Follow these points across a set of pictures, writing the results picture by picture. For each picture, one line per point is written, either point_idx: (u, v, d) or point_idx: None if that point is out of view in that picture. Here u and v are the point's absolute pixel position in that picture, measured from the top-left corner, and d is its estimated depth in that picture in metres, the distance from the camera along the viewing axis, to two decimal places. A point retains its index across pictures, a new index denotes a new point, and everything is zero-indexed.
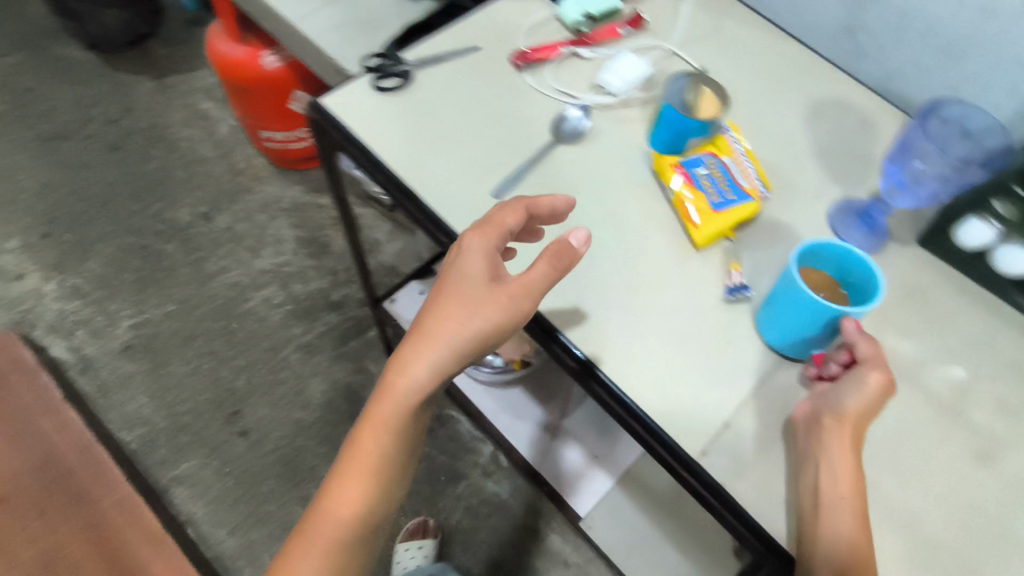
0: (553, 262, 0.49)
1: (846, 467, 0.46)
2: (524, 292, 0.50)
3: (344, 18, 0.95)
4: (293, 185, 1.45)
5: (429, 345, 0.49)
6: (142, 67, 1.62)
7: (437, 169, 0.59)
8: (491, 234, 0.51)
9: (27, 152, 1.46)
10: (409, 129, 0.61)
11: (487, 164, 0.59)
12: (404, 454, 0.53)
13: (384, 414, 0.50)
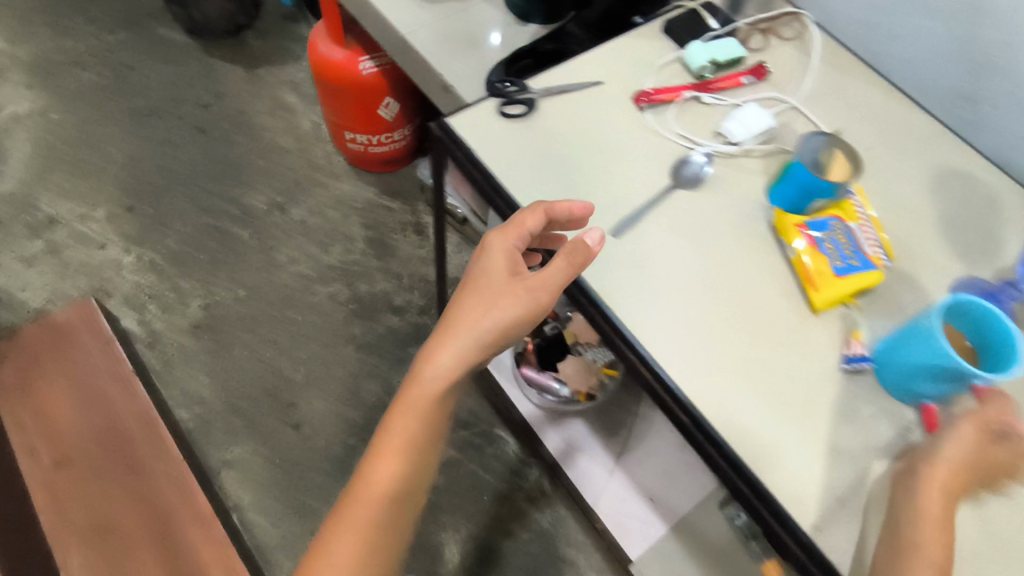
0: (567, 258, 0.54)
1: (937, 521, 0.45)
2: (539, 286, 0.55)
3: (453, 33, 0.96)
4: (367, 185, 1.47)
5: (452, 336, 0.55)
6: (235, 55, 1.66)
7: (557, 200, 0.59)
8: (512, 236, 0.57)
9: (117, 124, 1.49)
10: (531, 158, 0.61)
11: (607, 202, 0.60)
12: (434, 440, 0.58)
13: (412, 395, 0.56)
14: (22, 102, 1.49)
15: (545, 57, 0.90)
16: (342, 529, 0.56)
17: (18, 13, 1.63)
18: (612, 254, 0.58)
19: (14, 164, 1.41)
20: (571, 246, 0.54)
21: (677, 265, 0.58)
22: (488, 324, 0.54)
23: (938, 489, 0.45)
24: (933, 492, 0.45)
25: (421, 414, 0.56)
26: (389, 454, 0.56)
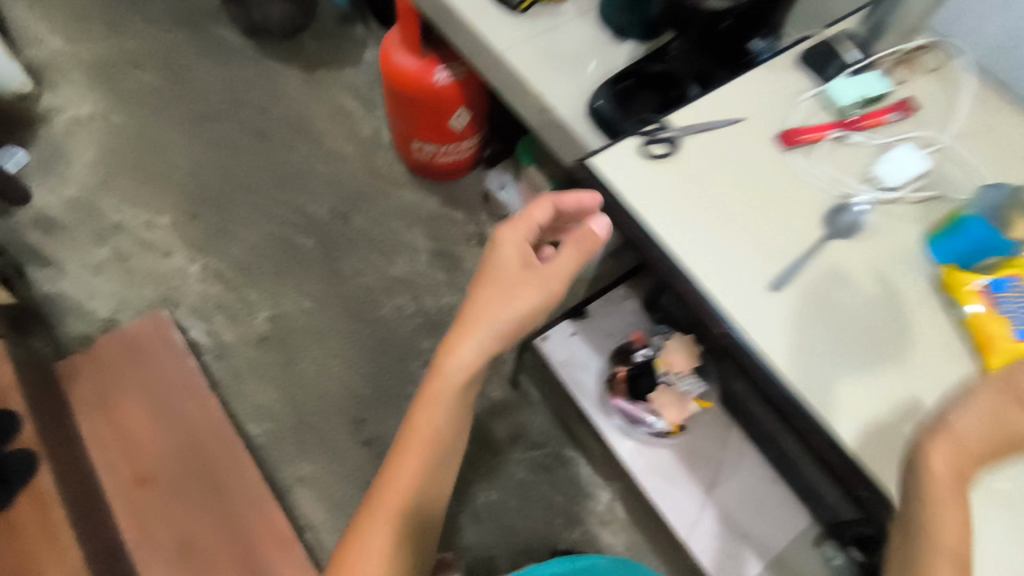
0: (575, 249, 0.65)
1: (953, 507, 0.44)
2: (548, 273, 0.66)
3: (550, 51, 0.93)
4: (429, 193, 1.44)
5: (471, 323, 0.66)
6: (292, 56, 1.62)
7: (709, 251, 0.57)
8: (522, 231, 0.69)
9: (180, 128, 1.48)
10: (677, 202, 0.58)
11: (762, 252, 0.57)
12: (457, 425, 0.71)
13: (440, 376, 0.67)
14: (83, 104, 1.47)
15: (646, 81, 0.88)
16: (386, 495, 0.69)
17: (74, 9, 1.59)
18: (779, 312, 0.55)
19: (77, 168, 1.39)
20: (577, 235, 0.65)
21: (840, 318, 0.55)
22: (509, 307, 0.65)
23: (954, 460, 0.45)
24: (954, 465, 0.45)
25: (449, 402, 0.68)
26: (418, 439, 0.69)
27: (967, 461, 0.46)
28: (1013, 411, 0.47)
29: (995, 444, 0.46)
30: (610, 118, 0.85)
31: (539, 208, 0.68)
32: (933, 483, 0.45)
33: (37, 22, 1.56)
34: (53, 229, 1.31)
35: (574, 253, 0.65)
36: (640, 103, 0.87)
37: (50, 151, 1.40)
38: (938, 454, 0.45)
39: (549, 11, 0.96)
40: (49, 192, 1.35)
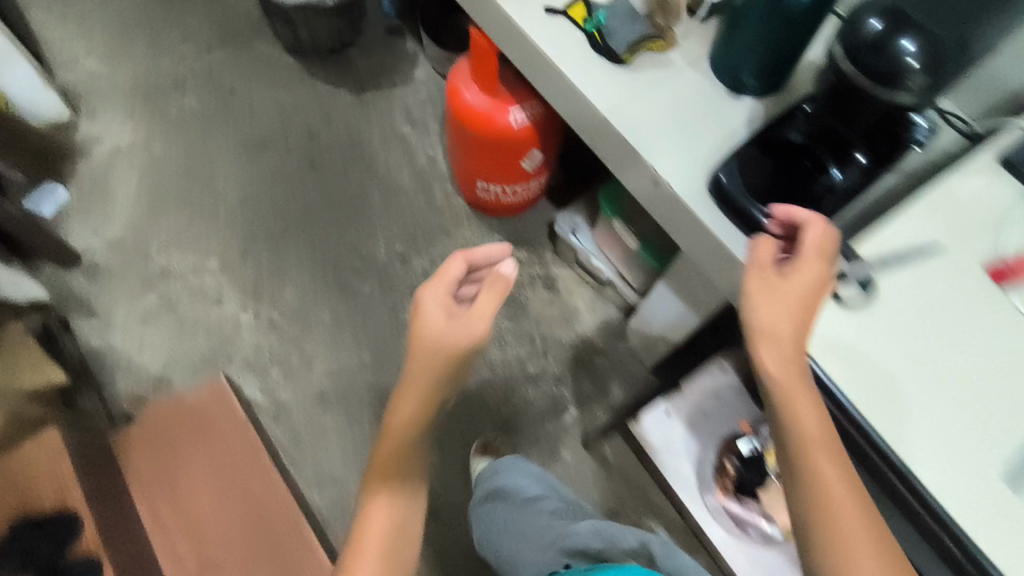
0: (492, 292, 0.61)
1: (800, 398, 0.52)
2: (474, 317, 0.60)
3: (658, 114, 0.82)
4: (492, 231, 1.35)
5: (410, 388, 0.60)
6: (341, 76, 1.50)
7: (912, 406, 0.53)
8: (442, 286, 0.63)
9: (228, 157, 1.38)
10: (873, 342, 0.55)
11: (970, 402, 0.53)
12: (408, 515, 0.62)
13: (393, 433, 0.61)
14: (124, 132, 1.38)
15: (771, 147, 0.76)
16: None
17: (111, 27, 1.50)
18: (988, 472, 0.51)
19: (119, 203, 1.30)
20: (493, 279, 0.61)
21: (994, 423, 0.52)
22: (443, 358, 0.59)
23: (778, 358, 0.52)
24: (788, 364, 0.52)
25: (393, 487, 0.62)
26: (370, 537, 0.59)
27: (787, 347, 0.53)
28: (778, 283, 0.54)
29: (791, 318, 0.53)
30: (733, 194, 0.74)
31: (453, 264, 0.64)
32: (775, 387, 0.52)
33: (74, 43, 1.47)
34: (99, 275, 1.23)
35: (491, 297, 0.61)
36: (761, 173, 0.75)
37: (91, 186, 1.32)
38: (766, 362, 0.52)
39: (656, 58, 0.85)
40: (92, 233, 1.27)
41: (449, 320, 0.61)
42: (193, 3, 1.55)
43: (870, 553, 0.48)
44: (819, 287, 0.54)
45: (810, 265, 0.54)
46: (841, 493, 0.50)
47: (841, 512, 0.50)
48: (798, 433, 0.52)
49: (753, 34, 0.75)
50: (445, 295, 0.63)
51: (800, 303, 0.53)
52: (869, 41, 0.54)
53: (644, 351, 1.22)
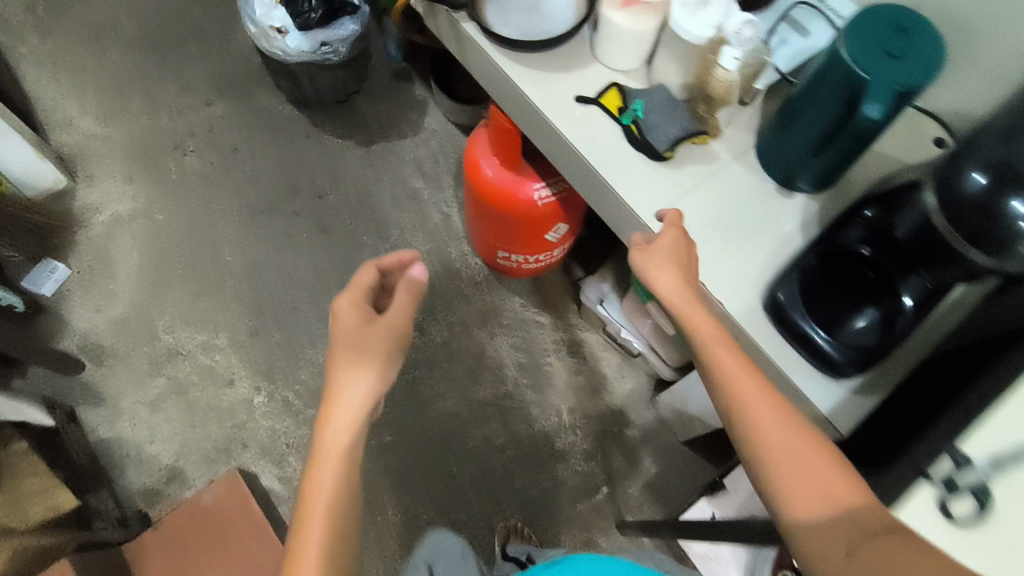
0: (406, 297, 0.63)
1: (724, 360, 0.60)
2: (396, 312, 0.62)
3: (704, 216, 0.76)
4: (514, 295, 1.29)
5: (349, 378, 0.58)
6: (348, 127, 1.42)
7: None
8: (355, 293, 0.63)
9: (233, 224, 1.31)
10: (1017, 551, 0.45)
11: None
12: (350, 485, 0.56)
13: (329, 439, 0.55)
14: (123, 199, 1.31)
15: (830, 258, 0.71)
16: None
17: (105, 80, 1.42)
18: None
19: (122, 279, 1.24)
20: (406, 282, 0.64)
21: None
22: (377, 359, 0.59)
23: (675, 287, 0.65)
24: (683, 297, 0.64)
25: (348, 471, 0.55)
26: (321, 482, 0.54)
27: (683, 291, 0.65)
28: (648, 249, 0.67)
29: (672, 263, 0.66)
30: (795, 320, 0.69)
31: (364, 273, 0.65)
32: (676, 315, 0.64)
33: (67, 99, 1.39)
34: (104, 358, 1.18)
35: (404, 302, 0.63)
36: (822, 284, 0.71)
37: (91, 260, 1.25)
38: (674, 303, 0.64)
39: (700, 152, 0.79)
40: (94, 311, 1.21)
41: (366, 323, 0.61)
42: (190, 50, 1.46)
43: (786, 431, 0.55)
44: (682, 241, 0.68)
45: (665, 234, 0.68)
46: (740, 378, 0.59)
47: (748, 401, 0.57)
48: (698, 341, 0.62)
49: (809, 135, 0.70)
50: (358, 300, 0.63)
51: (676, 250, 0.67)
52: (974, 201, 0.51)
53: (678, 426, 1.17)
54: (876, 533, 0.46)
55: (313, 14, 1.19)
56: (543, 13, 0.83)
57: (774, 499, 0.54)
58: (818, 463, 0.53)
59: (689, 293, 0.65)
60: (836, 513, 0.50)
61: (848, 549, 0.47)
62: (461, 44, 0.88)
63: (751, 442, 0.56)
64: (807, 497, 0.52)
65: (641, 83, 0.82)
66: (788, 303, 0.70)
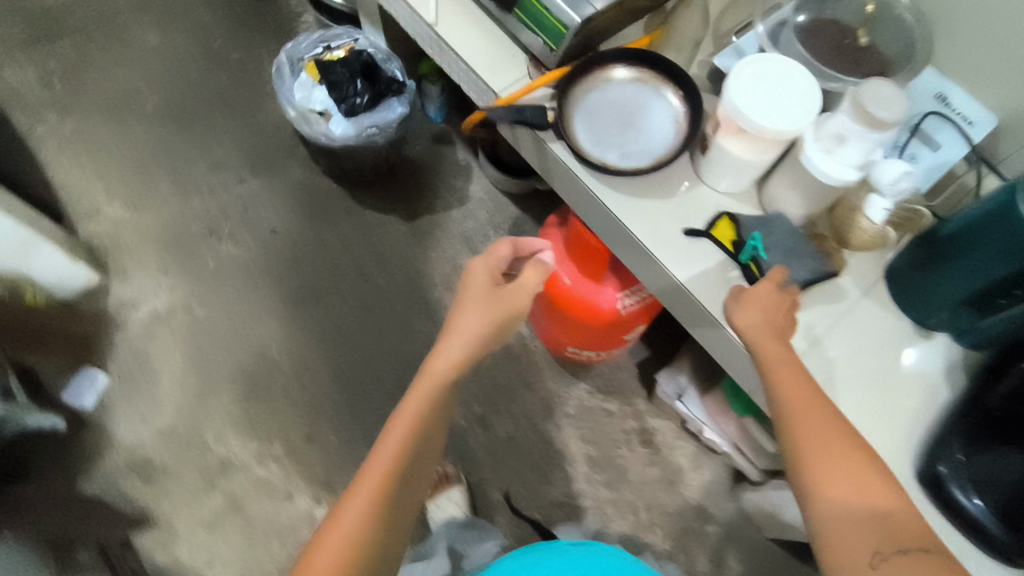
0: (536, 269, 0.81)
1: (787, 377, 0.62)
2: (517, 291, 0.79)
3: (842, 367, 0.69)
4: (581, 382, 1.22)
5: (460, 336, 0.75)
6: (391, 200, 1.34)
7: None
8: (490, 260, 0.82)
9: (278, 318, 1.24)
10: None
11: None
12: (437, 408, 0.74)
13: (440, 361, 0.73)
14: (160, 293, 1.24)
15: (992, 424, 0.65)
16: (335, 527, 0.62)
17: (129, 161, 1.33)
18: None
19: (168, 385, 1.17)
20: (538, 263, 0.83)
21: None
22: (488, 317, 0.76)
23: (751, 317, 0.65)
24: (766, 339, 0.64)
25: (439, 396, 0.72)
26: (414, 404, 0.70)
27: (756, 315, 0.65)
28: (745, 290, 0.68)
29: (764, 302, 0.66)
30: (954, 495, 0.63)
31: (503, 248, 0.84)
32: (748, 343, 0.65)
33: (91, 184, 1.31)
34: (154, 475, 1.12)
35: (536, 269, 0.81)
36: (993, 456, 0.64)
37: (132, 364, 1.18)
38: (742, 320, 0.65)
39: (829, 292, 0.71)
40: (140, 422, 1.15)
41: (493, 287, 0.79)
42: (217, 121, 1.37)
43: (845, 449, 0.57)
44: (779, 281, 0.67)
45: (761, 283, 0.67)
46: (803, 397, 0.60)
47: (800, 412, 0.60)
48: (762, 358, 0.63)
49: (964, 284, 0.63)
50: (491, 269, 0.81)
51: (767, 291, 0.67)
52: None
53: (764, 524, 1.12)
54: (898, 548, 0.52)
55: (359, 99, 1.09)
56: (638, 129, 0.75)
57: (805, 490, 0.57)
58: (869, 470, 0.56)
59: (773, 339, 0.64)
60: (868, 513, 0.54)
61: (869, 548, 0.52)
62: (545, 159, 0.80)
63: (800, 441, 0.58)
64: (842, 493, 0.55)
65: (752, 208, 0.74)
66: (959, 478, 0.64)
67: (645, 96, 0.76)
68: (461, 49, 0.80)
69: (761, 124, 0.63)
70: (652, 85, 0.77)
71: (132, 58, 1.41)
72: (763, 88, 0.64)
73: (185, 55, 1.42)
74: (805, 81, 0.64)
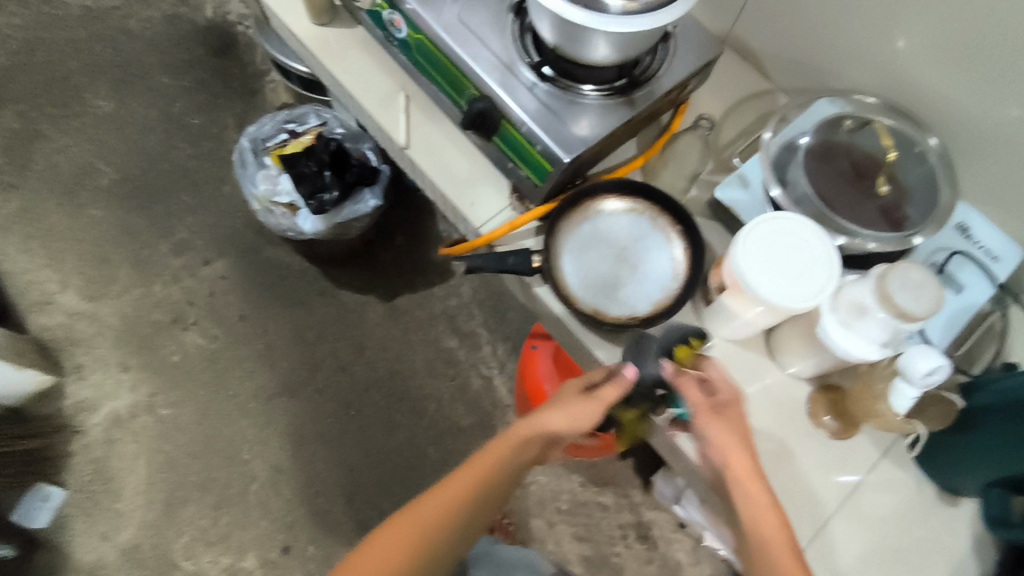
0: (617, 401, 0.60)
1: (761, 505, 0.58)
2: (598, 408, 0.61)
3: (868, 533, 0.63)
4: (575, 475, 1.14)
5: (521, 431, 0.62)
6: (368, 278, 1.25)
7: None
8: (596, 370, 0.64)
9: (250, 418, 1.16)
10: None
11: None
12: (473, 518, 0.62)
13: (496, 454, 0.62)
14: (120, 393, 1.15)
15: None
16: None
17: (83, 246, 1.24)
18: None
19: (130, 498, 1.10)
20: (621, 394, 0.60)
21: None
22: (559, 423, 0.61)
23: (723, 436, 0.59)
24: (736, 455, 0.59)
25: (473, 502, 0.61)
26: (454, 485, 0.61)
27: (731, 438, 0.59)
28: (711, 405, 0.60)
29: (736, 426, 0.60)
30: None
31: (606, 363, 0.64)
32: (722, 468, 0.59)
33: (42, 272, 1.22)
34: None
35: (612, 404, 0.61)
36: None
37: (91, 476, 1.11)
38: (716, 442, 0.59)
39: (846, 457, 0.65)
40: (101, 539, 1.08)
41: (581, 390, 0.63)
42: (178, 198, 1.28)
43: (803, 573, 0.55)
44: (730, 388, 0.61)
45: (732, 403, 0.61)
46: (769, 524, 0.57)
47: (768, 537, 0.56)
48: (733, 479, 0.59)
49: (979, 462, 0.59)
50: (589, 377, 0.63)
51: (716, 419, 0.60)
52: None
53: None
54: None
55: (329, 194, 1.01)
56: (637, 270, 0.68)
57: None
58: None
59: (753, 471, 0.59)
60: None
61: None
62: (531, 295, 0.72)
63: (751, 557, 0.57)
64: None
65: (760, 356, 0.68)
66: None
67: (642, 232, 0.69)
68: (436, 175, 0.75)
69: (774, 297, 0.56)
70: (656, 225, 0.69)
71: (85, 129, 1.32)
72: (768, 251, 0.57)
73: (142, 123, 1.33)
74: (818, 241, 0.57)
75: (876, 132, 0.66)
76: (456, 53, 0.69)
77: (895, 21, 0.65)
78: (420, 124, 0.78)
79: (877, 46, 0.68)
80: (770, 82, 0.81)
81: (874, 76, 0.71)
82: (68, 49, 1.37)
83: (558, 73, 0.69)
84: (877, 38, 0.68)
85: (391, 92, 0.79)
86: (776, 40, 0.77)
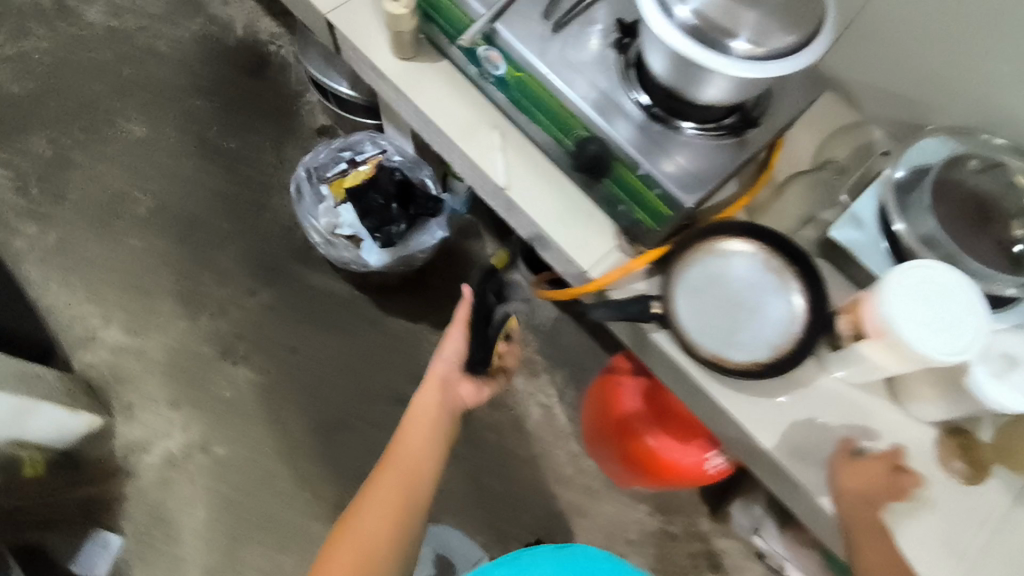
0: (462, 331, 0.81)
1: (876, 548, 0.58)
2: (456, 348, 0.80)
3: None
4: (642, 505, 1.12)
5: (424, 410, 0.77)
6: (420, 307, 1.22)
7: None
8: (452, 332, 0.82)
9: (307, 454, 1.13)
10: None
11: None
12: (416, 483, 0.72)
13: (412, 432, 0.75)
14: (171, 433, 1.12)
15: None
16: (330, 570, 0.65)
17: (125, 278, 1.20)
18: None
19: (189, 541, 1.07)
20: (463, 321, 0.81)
21: None
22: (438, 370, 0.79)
23: (855, 483, 0.61)
24: (862, 509, 0.60)
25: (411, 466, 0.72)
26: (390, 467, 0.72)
27: (861, 482, 0.61)
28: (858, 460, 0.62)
29: (872, 482, 0.61)
30: None
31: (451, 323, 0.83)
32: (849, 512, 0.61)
33: (84, 308, 1.18)
34: None
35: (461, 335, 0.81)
36: None
37: (148, 521, 1.07)
38: (847, 482, 0.61)
39: (976, 504, 0.64)
40: None
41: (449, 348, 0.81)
42: (219, 227, 1.24)
43: None
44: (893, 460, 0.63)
45: (883, 466, 0.62)
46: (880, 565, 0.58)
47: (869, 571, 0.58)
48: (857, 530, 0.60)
49: None
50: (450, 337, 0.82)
51: (850, 466, 0.62)
52: None
53: None
54: None
55: (397, 227, 0.99)
56: (758, 312, 0.66)
57: None
58: None
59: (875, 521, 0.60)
60: None
61: None
62: (642, 339, 0.71)
63: None
64: None
65: (883, 403, 0.67)
66: None
67: (761, 278, 0.67)
68: (535, 217, 0.73)
69: (921, 348, 0.54)
70: (777, 270, 0.67)
71: (119, 156, 1.27)
72: (920, 301, 0.55)
73: (177, 148, 1.29)
74: (965, 293, 0.55)
75: (994, 172, 0.66)
76: (563, 94, 0.67)
77: (1011, 57, 0.64)
78: (515, 164, 0.76)
79: (983, 83, 0.67)
80: (862, 114, 0.79)
81: (978, 112, 0.70)
82: (95, 73, 1.32)
83: (665, 112, 0.67)
84: (984, 76, 0.67)
85: (480, 129, 0.77)
86: (877, 69, 0.75)
